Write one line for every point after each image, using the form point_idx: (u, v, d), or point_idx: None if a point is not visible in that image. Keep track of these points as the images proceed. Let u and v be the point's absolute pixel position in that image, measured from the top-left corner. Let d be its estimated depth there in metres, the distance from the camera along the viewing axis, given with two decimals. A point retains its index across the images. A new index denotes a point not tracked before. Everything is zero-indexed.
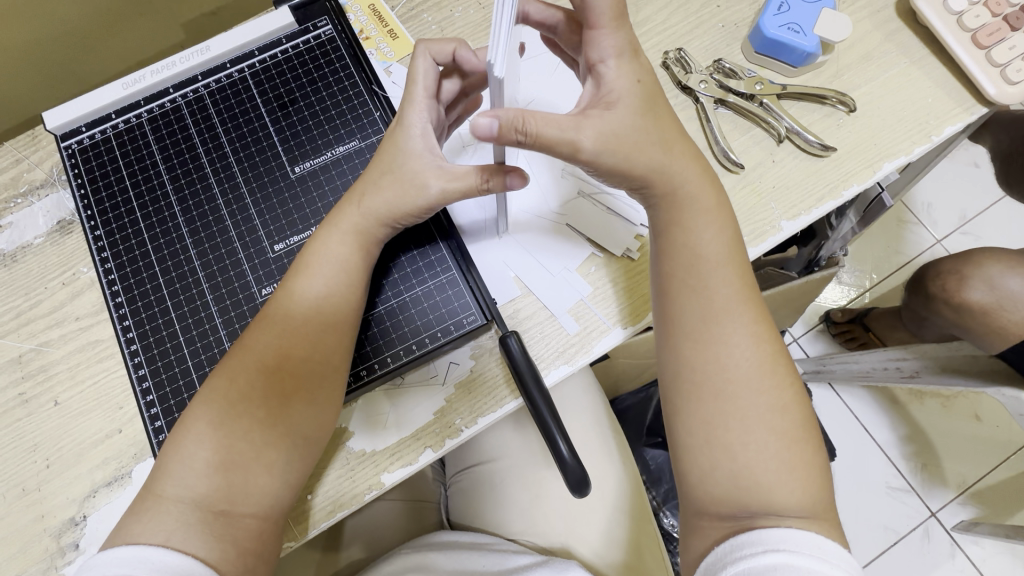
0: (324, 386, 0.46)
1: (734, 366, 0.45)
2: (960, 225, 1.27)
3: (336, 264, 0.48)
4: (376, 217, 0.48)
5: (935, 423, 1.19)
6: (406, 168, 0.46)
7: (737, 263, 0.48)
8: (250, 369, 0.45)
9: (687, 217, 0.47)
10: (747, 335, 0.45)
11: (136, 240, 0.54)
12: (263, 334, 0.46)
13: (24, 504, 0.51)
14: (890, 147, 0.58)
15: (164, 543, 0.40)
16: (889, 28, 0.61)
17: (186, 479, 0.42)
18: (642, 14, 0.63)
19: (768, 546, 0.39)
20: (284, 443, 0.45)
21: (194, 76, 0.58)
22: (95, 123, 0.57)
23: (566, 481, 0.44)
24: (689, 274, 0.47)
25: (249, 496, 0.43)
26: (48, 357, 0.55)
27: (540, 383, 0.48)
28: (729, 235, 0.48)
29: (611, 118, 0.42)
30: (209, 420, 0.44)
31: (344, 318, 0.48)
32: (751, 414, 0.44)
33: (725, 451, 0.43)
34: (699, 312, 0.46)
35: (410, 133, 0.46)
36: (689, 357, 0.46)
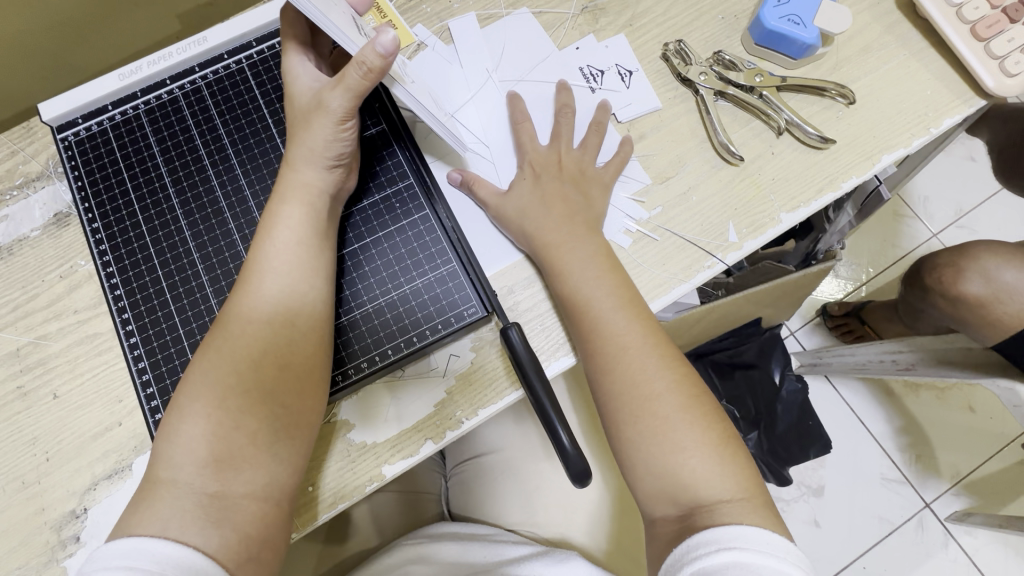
0: (297, 355, 0.46)
1: (609, 338, 0.49)
2: (955, 218, 1.28)
3: (289, 230, 0.48)
4: (304, 163, 0.49)
5: (930, 415, 1.21)
6: (301, 104, 0.49)
7: (645, 323, 0.50)
8: (236, 346, 0.46)
9: (575, 289, 0.51)
10: (625, 320, 0.49)
11: (134, 234, 0.53)
12: (258, 313, 0.47)
13: (25, 497, 0.51)
14: (890, 140, 0.58)
15: (161, 533, 0.40)
16: (888, 20, 0.61)
17: (187, 467, 0.42)
18: (643, 6, 0.62)
19: (721, 545, 0.39)
20: (274, 420, 0.45)
21: (192, 67, 0.57)
22: (92, 115, 0.56)
23: (567, 471, 0.43)
24: (597, 330, 0.49)
25: (252, 486, 0.43)
26: (46, 350, 0.54)
27: (541, 374, 0.47)
28: (612, 275, 0.51)
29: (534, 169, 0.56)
30: (215, 406, 0.44)
31: (312, 291, 0.48)
32: (642, 368, 0.48)
33: (644, 396, 0.47)
34: (619, 389, 0.48)
35: (298, 80, 0.50)
36: (582, 342, 0.50)
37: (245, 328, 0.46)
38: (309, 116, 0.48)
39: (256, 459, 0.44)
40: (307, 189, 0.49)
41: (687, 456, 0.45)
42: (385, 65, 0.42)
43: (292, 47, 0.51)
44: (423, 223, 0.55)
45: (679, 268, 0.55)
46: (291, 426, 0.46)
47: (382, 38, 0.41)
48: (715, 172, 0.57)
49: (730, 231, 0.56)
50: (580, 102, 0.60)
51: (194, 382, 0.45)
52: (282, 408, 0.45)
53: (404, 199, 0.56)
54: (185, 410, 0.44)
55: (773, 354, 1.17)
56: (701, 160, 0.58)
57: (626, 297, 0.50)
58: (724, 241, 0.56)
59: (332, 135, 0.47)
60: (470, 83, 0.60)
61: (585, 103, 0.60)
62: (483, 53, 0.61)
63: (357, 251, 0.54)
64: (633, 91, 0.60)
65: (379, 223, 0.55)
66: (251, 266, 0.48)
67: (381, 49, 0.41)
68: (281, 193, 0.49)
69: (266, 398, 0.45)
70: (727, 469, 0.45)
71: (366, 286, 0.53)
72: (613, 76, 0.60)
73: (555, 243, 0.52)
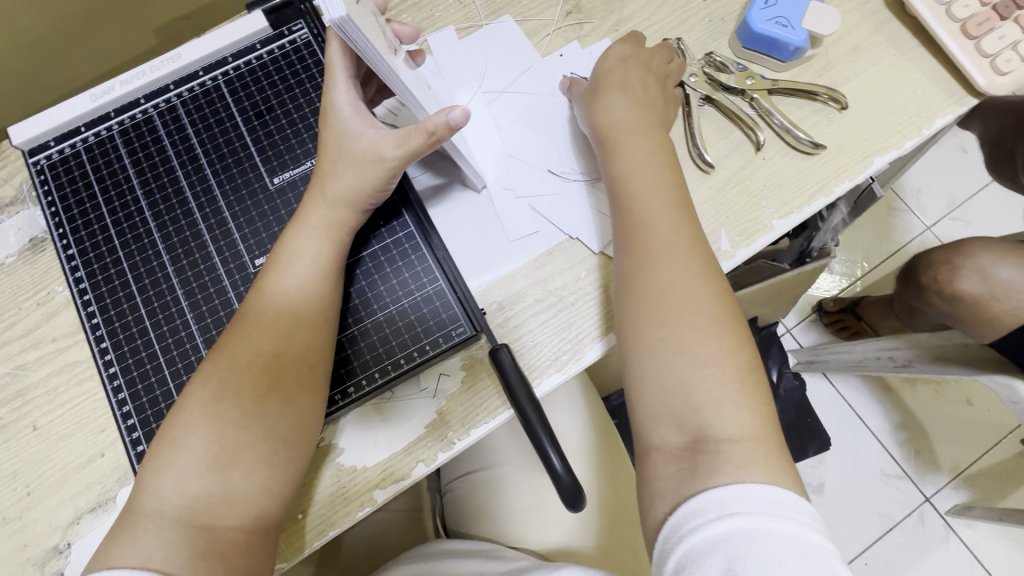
0: (299, 388, 0.45)
1: (655, 224, 0.48)
2: (950, 211, 1.28)
3: (313, 264, 0.47)
4: (338, 202, 0.48)
5: (928, 410, 1.20)
6: (355, 149, 0.47)
7: (694, 253, 0.47)
8: (219, 373, 0.44)
9: (636, 189, 0.49)
10: (669, 214, 0.48)
11: (111, 259, 0.52)
12: (250, 340, 0.45)
13: (6, 533, 0.50)
14: (882, 142, 0.57)
15: (143, 564, 0.39)
16: (877, 19, 0.60)
17: (174, 498, 0.41)
18: (628, 10, 0.61)
19: (722, 512, 0.37)
20: (259, 448, 0.43)
21: (166, 85, 0.55)
22: (64, 137, 0.54)
23: (561, 495, 0.41)
24: (646, 249, 0.47)
25: (241, 517, 0.42)
26: (25, 381, 0.53)
27: (529, 391, 0.45)
28: (670, 190, 0.49)
29: (626, 72, 0.54)
30: (201, 434, 0.43)
31: (315, 317, 0.47)
32: (671, 261, 0.46)
33: (672, 294, 0.45)
34: (661, 315, 0.45)
35: (344, 116, 0.48)
36: (620, 223, 0.50)
37: (224, 356, 0.45)
38: (353, 155, 0.47)
39: (248, 491, 0.42)
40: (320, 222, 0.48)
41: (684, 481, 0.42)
42: (449, 135, 0.44)
43: (337, 74, 0.48)
44: (407, 240, 0.54)
45: None
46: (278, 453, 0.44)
47: (454, 114, 0.43)
48: (705, 180, 0.56)
49: (722, 239, 0.55)
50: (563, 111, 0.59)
51: (179, 412, 0.44)
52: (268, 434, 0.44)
53: (388, 217, 0.54)
54: (170, 440, 0.43)
55: (769, 352, 1.19)
56: (691, 168, 0.57)
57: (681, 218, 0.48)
58: (715, 249, 0.55)
59: (381, 184, 0.48)
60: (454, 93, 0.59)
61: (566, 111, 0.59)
62: (465, 63, 0.60)
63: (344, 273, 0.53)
64: None
65: (366, 242, 0.54)
66: (256, 295, 0.47)
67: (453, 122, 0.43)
68: (314, 225, 0.48)
69: (251, 427, 0.43)
70: None
71: (352, 309, 0.52)
72: None
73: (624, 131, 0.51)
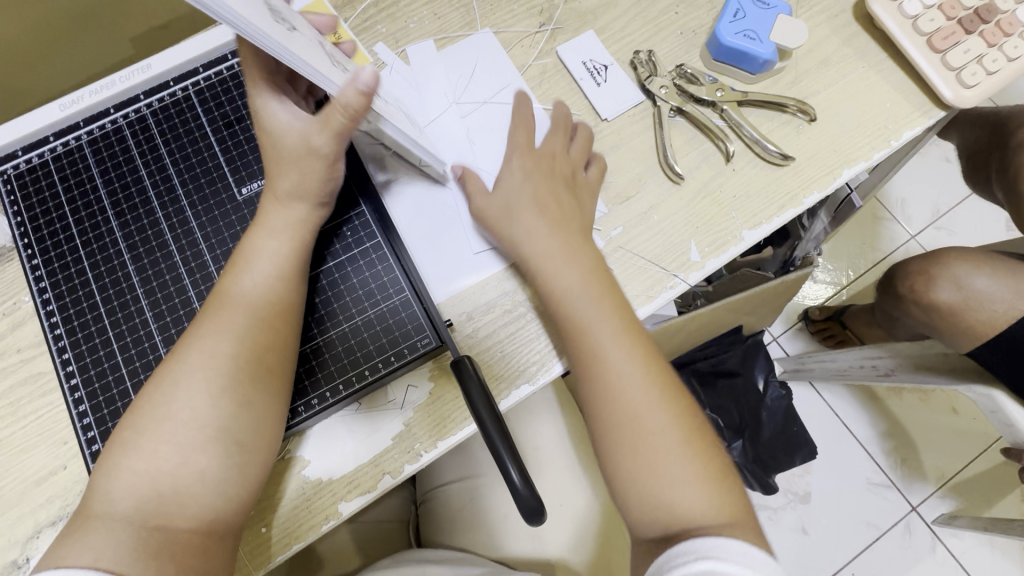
0: (260, 391, 0.45)
1: (609, 360, 0.48)
2: (932, 221, 1.29)
3: (270, 263, 0.48)
4: (294, 199, 0.49)
5: (914, 418, 1.21)
6: (288, 148, 0.47)
7: (652, 363, 0.48)
8: (183, 381, 0.44)
9: (585, 325, 0.49)
10: (619, 347, 0.48)
11: (76, 269, 0.51)
12: (208, 350, 0.45)
13: None
14: (850, 154, 0.57)
15: (93, 564, 0.39)
16: (846, 32, 0.61)
17: (128, 499, 0.41)
18: (601, 23, 0.62)
19: (699, 554, 0.40)
20: (223, 460, 0.43)
21: (136, 95, 0.55)
22: (32, 146, 0.54)
23: (518, 509, 0.40)
24: (608, 391, 0.47)
25: (195, 519, 0.42)
26: None
27: (489, 398, 0.44)
28: (616, 313, 0.49)
29: (529, 189, 0.53)
30: (160, 445, 0.42)
31: (275, 318, 0.47)
32: (630, 389, 0.47)
33: (640, 423, 0.46)
34: (633, 447, 0.46)
35: (269, 120, 0.47)
36: (578, 376, 0.49)
37: (186, 366, 0.44)
38: (288, 155, 0.47)
39: (205, 496, 0.42)
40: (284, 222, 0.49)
41: (677, 488, 0.45)
42: (366, 106, 0.40)
43: (263, 89, 0.47)
44: (375, 251, 0.54)
45: (640, 290, 0.54)
46: (239, 465, 0.44)
47: (362, 76, 0.39)
48: (676, 190, 0.57)
49: (692, 248, 0.55)
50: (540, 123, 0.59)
51: (136, 426, 0.43)
52: (232, 442, 0.43)
53: (356, 227, 0.55)
54: (125, 453, 0.42)
55: (756, 359, 1.15)
56: (661, 179, 0.57)
57: (637, 348, 0.48)
58: (686, 260, 0.55)
59: (326, 174, 0.47)
60: (431, 105, 0.59)
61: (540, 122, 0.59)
62: (440, 74, 0.60)
63: (316, 281, 0.53)
64: (608, 87, 0.60)
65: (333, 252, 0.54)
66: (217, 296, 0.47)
67: (365, 87, 0.39)
68: (274, 224, 0.49)
69: (212, 437, 0.43)
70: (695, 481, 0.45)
71: (318, 319, 0.52)
72: (584, 74, 0.60)
73: (551, 253, 0.51)
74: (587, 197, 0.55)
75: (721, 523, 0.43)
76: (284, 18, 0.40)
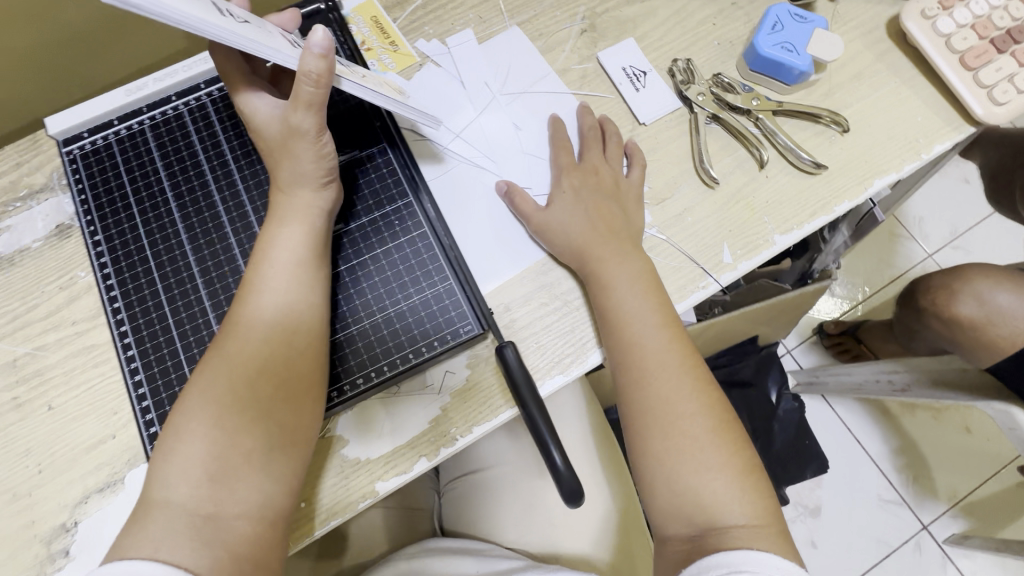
0: (291, 370, 0.47)
1: (647, 352, 0.50)
2: (950, 240, 1.29)
3: (287, 250, 0.49)
4: (297, 185, 0.50)
5: (927, 436, 1.21)
6: (273, 136, 0.48)
7: (694, 368, 0.50)
8: (234, 362, 0.46)
9: (631, 330, 0.51)
10: (663, 346, 0.50)
11: (135, 246, 0.54)
12: (251, 332, 0.47)
13: (15, 510, 0.51)
14: (881, 165, 0.59)
15: (154, 553, 0.39)
16: (880, 48, 0.62)
17: (180, 488, 0.42)
18: (640, 31, 0.64)
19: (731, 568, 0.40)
20: (272, 440, 0.45)
21: (197, 84, 0.58)
22: (97, 129, 0.57)
23: (559, 491, 0.42)
24: (649, 396, 0.49)
25: (247, 504, 0.43)
26: (42, 361, 0.55)
27: (534, 389, 0.46)
28: (663, 318, 0.51)
29: (580, 207, 0.56)
30: (211, 426, 0.44)
31: (309, 302, 0.49)
32: (675, 392, 0.49)
33: (672, 412, 0.48)
34: (673, 450, 0.47)
35: (252, 116, 0.49)
36: (620, 372, 0.51)
37: (234, 349, 0.46)
38: (280, 142, 0.48)
39: (255, 475, 0.44)
40: (303, 210, 0.50)
41: (709, 479, 0.46)
42: (327, 65, 0.43)
43: (238, 87, 0.49)
44: (421, 240, 0.56)
45: (673, 288, 0.56)
46: (286, 444, 0.46)
47: (315, 38, 0.41)
48: (710, 195, 0.58)
49: (725, 250, 0.57)
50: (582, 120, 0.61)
51: (189, 405, 0.45)
52: (279, 422, 0.45)
53: (403, 216, 0.57)
54: (179, 431, 0.44)
55: (769, 372, 1.19)
56: (696, 183, 0.59)
57: (678, 345, 0.51)
58: (718, 261, 0.57)
59: (317, 152, 0.48)
60: (466, 101, 0.61)
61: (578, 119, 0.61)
62: (481, 70, 0.62)
63: (356, 266, 0.55)
64: (646, 93, 0.62)
65: (366, 244, 0.56)
66: (245, 285, 0.49)
67: (318, 50, 0.42)
68: (288, 212, 0.50)
69: (262, 417, 0.45)
70: (727, 479, 0.46)
71: (364, 302, 0.54)
72: (623, 79, 0.62)
73: (601, 260, 0.53)
74: (632, 204, 0.57)
75: (752, 524, 0.44)
76: (255, 20, 0.44)
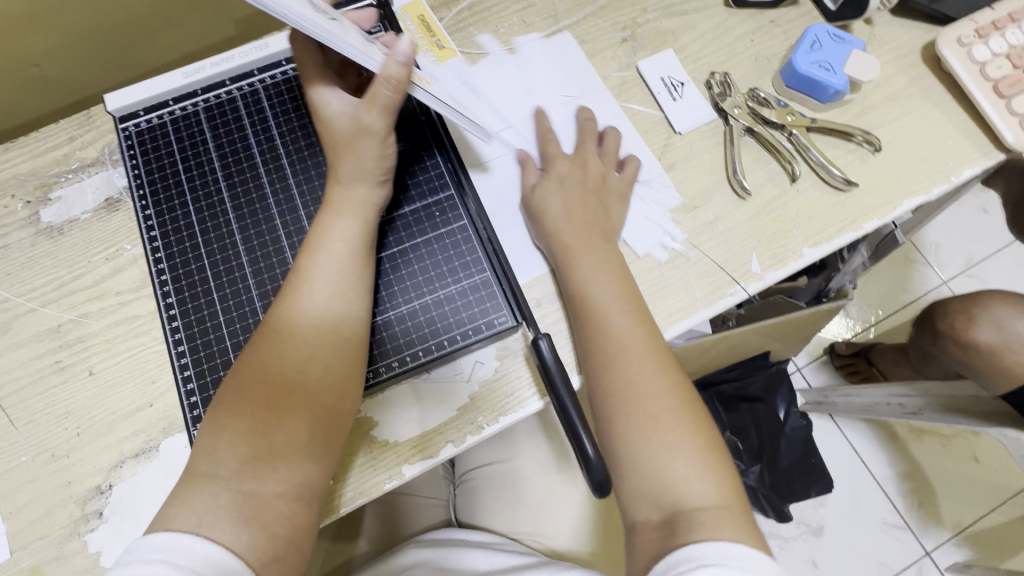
0: (338, 357, 0.48)
1: (614, 335, 0.50)
2: (967, 268, 1.30)
3: (342, 242, 0.50)
4: (355, 180, 0.51)
5: (934, 462, 1.21)
6: (339, 132, 0.50)
7: (661, 355, 0.50)
8: (285, 346, 0.47)
9: (598, 314, 0.51)
10: (632, 329, 0.50)
11: (184, 222, 0.56)
12: (301, 318, 0.48)
13: (53, 470, 0.53)
14: (910, 186, 0.60)
15: (196, 527, 0.41)
16: (914, 72, 0.64)
17: (226, 463, 0.44)
18: (680, 43, 0.66)
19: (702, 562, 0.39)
20: (315, 424, 0.46)
21: (250, 70, 0.60)
22: (153, 108, 0.59)
23: (588, 482, 0.44)
24: (616, 380, 0.48)
25: (286, 484, 0.45)
26: (85, 328, 0.57)
27: (569, 384, 0.47)
28: (630, 302, 0.52)
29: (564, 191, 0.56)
30: (260, 407, 0.45)
31: (358, 291, 0.50)
32: (643, 375, 0.48)
33: (638, 395, 0.48)
34: (638, 433, 0.46)
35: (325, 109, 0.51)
36: (589, 354, 0.51)
37: (285, 333, 0.47)
38: (345, 135, 0.50)
39: (296, 452, 0.45)
40: (355, 203, 0.52)
41: (677, 464, 0.45)
42: (405, 72, 0.45)
43: (315, 81, 0.51)
44: (461, 232, 0.58)
45: (701, 294, 0.57)
46: (328, 428, 0.47)
47: (400, 47, 0.44)
48: (740, 205, 0.60)
49: (753, 259, 0.58)
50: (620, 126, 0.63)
51: (239, 384, 0.46)
52: (323, 406, 0.47)
53: (444, 208, 0.58)
54: (229, 408, 0.46)
55: (779, 389, 1.16)
56: (727, 193, 0.60)
57: (644, 329, 0.50)
58: (746, 270, 0.58)
59: (380, 152, 0.50)
60: (508, 103, 0.63)
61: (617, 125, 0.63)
62: (523, 72, 0.64)
63: (396, 254, 0.56)
64: (683, 102, 0.63)
65: (407, 235, 0.57)
66: (297, 271, 0.50)
67: (402, 56, 0.44)
68: (346, 208, 0.51)
69: (307, 401, 0.46)
70: (710, 472, 0.45)
71: (402, 289, 0.56)
72: (661, 88, 0.64)
73: (577, 245, 0.54)
74: (614, 199, 0.58)
75: (717, 505, 0.44)
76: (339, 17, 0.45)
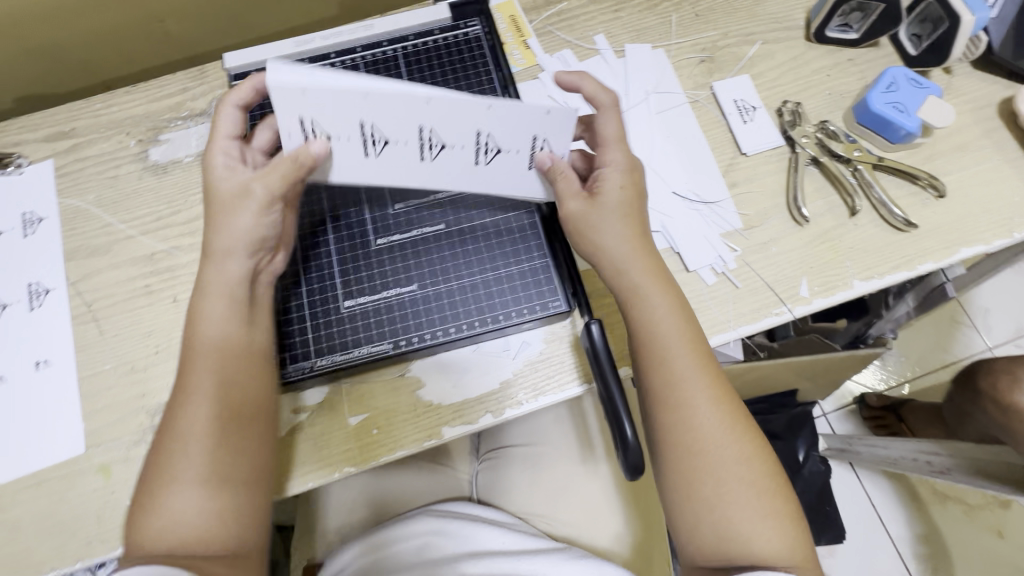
0: (251, 413, 0.48)
1: (682, 381, 0.48)
2: (1015, 336, 1.26)
3: (223, 324, 0.48)
4: (226, 258, 0.49)
5: (955, 531, 1.17)
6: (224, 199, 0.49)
7: (727, 401, 0.49)
8: (188, 428, 0.46)
9: (667, 361, 0.49)
10: (701, 379, 0.48)
11: None
12: (204, 394, 0.46)
13: (131, 380, 0.58)
14: (970, 235, 0.61)
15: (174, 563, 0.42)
16: (988, 125, 0.65)
17: (169, 540, 0.43)
18: (757, 70, 0.68)
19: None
20: (249, 476, 0.47)
21: (354, 47, 0.65)
22: (264, 71, 0.64)
23: (623, 463, 0.46)
24: (682, 429, 0.47)
25: (243, 536, 0.45)
26: (175, 259, 0.62)
27: (614, 370, 0.50)
28: (698, 351, 0.49)
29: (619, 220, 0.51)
30: (185, 483, 0.44)
31: (250, 350, 0.49)
32: (712, 428, 0.47)
33: (708, 445, 0.47)
34: (709, 485, 0.46)
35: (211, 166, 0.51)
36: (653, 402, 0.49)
37: (184, 420, 0.46)
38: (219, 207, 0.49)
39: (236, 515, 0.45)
40: (226, 273, 0.49)
41: (748, 517, 0.46)
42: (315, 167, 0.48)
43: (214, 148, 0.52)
44: (528, 217, 0.61)
45: (747, 309, 0.59)
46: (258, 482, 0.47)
47: (315, 145, 0.47)
48: (795, 232, 0.61)
49: (802, 282, 0.60)
50: (689, 141, 0.65)
51: (154, 477, 0.45)
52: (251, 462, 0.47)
53: None
54: (149, 503, 0.44)
55: (801, 432, 1.15)
56: (784, 218, 0.62)
57: (712, 377, 0.49)
58: (795, 293, 0.59)
59: (256, 219, 0.49)
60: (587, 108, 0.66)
61: (685, 140, 0.65)
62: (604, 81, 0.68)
63: (463, 229, 0.60)
64: (753, 126, 0.65)
65: (475, 211, 0.61)
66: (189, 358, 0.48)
67: (314, 153, 0.47)
68: (222, 279, 0.49)
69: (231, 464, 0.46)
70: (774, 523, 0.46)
71: (466, 263, 0.59)
72: (733, 110, 0.66)
73: (642, 287, 0.50)
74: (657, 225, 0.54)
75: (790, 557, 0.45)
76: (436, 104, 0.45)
